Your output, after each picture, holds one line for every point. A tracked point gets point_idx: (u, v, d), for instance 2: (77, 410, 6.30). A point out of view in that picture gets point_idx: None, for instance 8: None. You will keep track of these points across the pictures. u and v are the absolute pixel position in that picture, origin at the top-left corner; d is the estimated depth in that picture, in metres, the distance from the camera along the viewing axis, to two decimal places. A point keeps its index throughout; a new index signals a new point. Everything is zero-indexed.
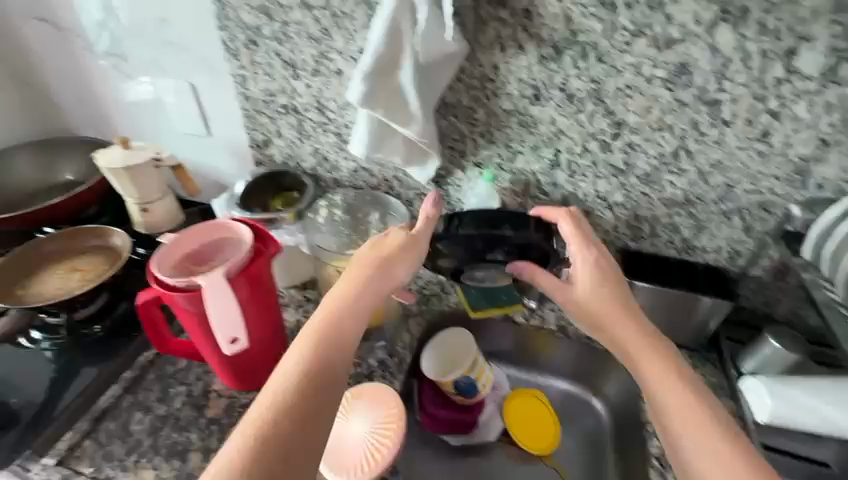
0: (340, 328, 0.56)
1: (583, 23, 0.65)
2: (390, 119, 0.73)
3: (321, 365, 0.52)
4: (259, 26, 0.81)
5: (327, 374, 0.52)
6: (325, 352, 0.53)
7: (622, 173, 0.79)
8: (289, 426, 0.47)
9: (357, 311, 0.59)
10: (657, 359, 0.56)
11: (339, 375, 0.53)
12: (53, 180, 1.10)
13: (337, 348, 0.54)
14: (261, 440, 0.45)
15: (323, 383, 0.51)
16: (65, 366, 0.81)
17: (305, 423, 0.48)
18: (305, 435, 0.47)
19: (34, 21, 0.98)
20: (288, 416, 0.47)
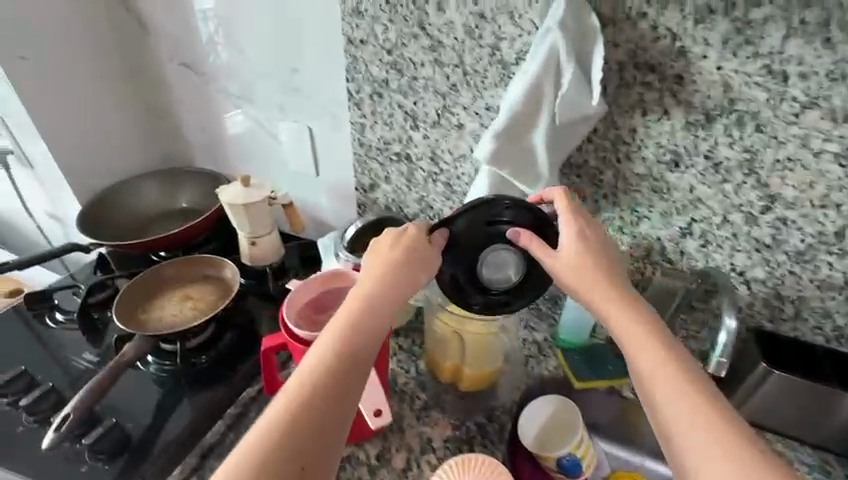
0: (362, 319, 0.56)
1: (745, 91, 0.61)
2: (516, 180, 0.71)
3: (348, 352, 0.53)
4: (387, 79, 0.83)
5: (350, 356, 0.53)
6: (338, 340, 0.54)
7: (767, 249, 0.71)
8: (311, 417, 0.49)
9: (375, 300, 0.57)
10: (663, 359, 0.51)
11: (361, 356, 0.54)
12: (171, 207, 1.18)
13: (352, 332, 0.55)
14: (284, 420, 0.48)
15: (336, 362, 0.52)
16: (174, 393, 0.84)
17: (329, 399, 0.50)
18: (326, 409, 0.50)
19: (177, 66, 1.08)
20: (308, 394, 0.50)
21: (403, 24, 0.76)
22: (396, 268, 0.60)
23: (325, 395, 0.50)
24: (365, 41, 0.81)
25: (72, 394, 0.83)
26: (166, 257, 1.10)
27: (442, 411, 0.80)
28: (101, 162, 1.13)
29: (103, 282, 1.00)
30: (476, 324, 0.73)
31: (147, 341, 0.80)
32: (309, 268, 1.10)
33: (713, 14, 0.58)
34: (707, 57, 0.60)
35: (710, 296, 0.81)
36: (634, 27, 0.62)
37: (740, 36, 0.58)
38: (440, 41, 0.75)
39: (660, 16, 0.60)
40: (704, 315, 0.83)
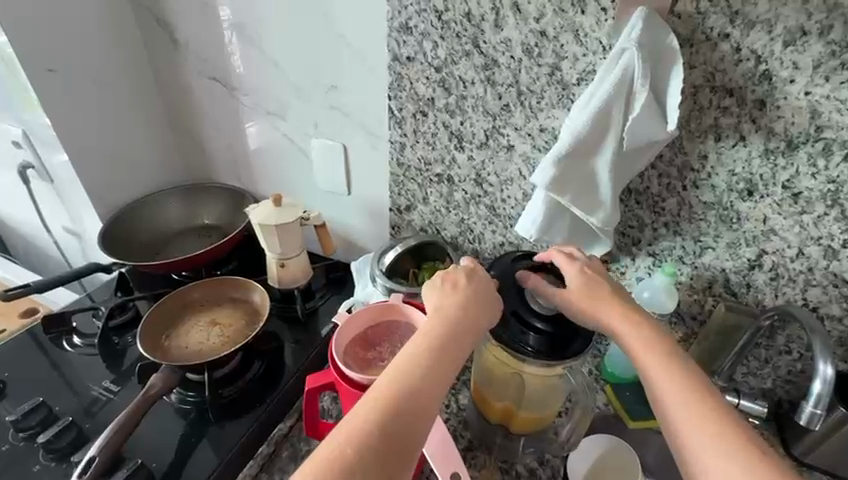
0: (431, 340, 0.54)
1: (834, 118, 0.57)
2: (576, 205, 0.66)
3: (420, 372, 0.50)
4: (434, 98, 0.79)
5: (430, 375, 0.51)
6: (419, 354, 0.52)
7: (846, 284, 0.66)
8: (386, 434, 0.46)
9: (439, 323, 0.56)
10: (660, 360, 0.52)
11: (436, 376, 0.51)
12: (193, 223, 1.14)
13: (430, 349, 0.53)
14: (360, 429, 0.46)
15: (413, 375, 0.50)
16: (198, 427, 0.78)
17: (405, 417, 0.47)
18: (403, 426, 0.47)
19: (206, 80, 1.05)
20: (387, 406, 0.47)
21: (455, 41, 0.73)
22: (470, 295, 0.59)
23: (402, 409, 0.47)
24: (412, 58, 0.78)
25: (91, 426, 0.77)
26: (187, 276, 1.05)
27: (487, 453, 0.75)
28: (125, 177, 1.10)
29: (124, 304, 0.95)
30: (534, 368, 0.65)
31: (173, 373, 0.75)
32: (337, 291, 1.05)
33: (806, 36, 0.54)
34: (793, 82, 0.57)
35: (777, 332, 0.74)
36: (714, 49, 0.58)
37: (834, 60, 0.54)
38: (495, 60, 0.71)
39: (744, 38, 0.57)
40: (768, 352, 0.76)
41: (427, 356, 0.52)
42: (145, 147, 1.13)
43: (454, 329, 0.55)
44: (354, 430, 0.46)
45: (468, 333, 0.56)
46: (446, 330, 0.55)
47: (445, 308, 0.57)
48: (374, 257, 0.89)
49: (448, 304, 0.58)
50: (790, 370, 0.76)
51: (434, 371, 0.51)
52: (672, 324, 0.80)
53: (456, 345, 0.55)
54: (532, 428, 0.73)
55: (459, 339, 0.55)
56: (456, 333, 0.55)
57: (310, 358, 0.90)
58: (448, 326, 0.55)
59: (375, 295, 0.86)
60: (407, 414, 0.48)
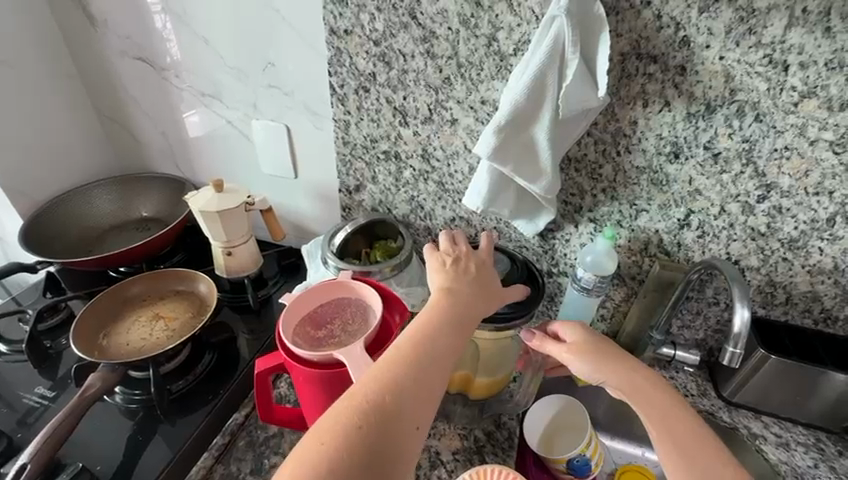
0: (447, 314, 0.56)
1: (746, 81, 0.61)
2: (518, 174, 0.68)
3: (435, 341, 0.53)
4: (375, 73, 0.78)
5: (444, 340, 0.54)
6: (433, 325, 0.55)
7: (761, 237, 0.71)
8: (405, 389, 0.49)
9: (457, 303, 0.58)
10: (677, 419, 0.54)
11: (448, 344, 0.54)
12: (129, 217, 1.08)
13: (433, 329, 0.54)
14: (380, 380, 0.49)
15: (419, 351, 0.52)
16: (147, 425, 0.75)
17: (424, 377, 0.50)
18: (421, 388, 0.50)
19: (131, 60, 0.98)
20: (409, 368, 0.50)
21: (392, 13, 0.72)
22: (474, 282, 0.62)
23: (418, 379, 0.50)
24: (350, 31, 0.76)
25: (24, 436, 0.72)
26: (126, 272, 0.99)
27: (446, 422, 0.76)
28: (46, 172, 1.01)
29: (56, 305, 0.89)
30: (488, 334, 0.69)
31: (114, 370, 0.71)
32: (290, 277, 1.03)
33: (717, 3, 0.58)
34: (709, 47, 0.60)
35: (706, 284, 0.80)
36: (638, 16, 0.61)
37: (743, 25, 0.58)
38: (433, 31, 0.71)
39: (664, 5, 0.60)
40: (699, 304, 0.82)
41: (428, 337, 0.53)
42: (67, 138, 1.04)
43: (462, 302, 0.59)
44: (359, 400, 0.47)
45: (473, 308, 0.59)
46: (448, 313, 0.56)
47: (446, 292, 0.59)
48: (325, 240, 0.87)
49: (451, 289, 0.60)
50: (718, 319, 0.83)
51: (449, 337, 0.54)
52: (614, 285, 0.85)
53: (458, 328, 0.56)
54: (490, 393, 0.77)
55: (462, 324, 0.57)
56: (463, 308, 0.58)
57: (264, 345, 0.88)
58: (451, 309, 0.57)
59: (326, 277, 0.84)
60: (425, 375, 0.50)
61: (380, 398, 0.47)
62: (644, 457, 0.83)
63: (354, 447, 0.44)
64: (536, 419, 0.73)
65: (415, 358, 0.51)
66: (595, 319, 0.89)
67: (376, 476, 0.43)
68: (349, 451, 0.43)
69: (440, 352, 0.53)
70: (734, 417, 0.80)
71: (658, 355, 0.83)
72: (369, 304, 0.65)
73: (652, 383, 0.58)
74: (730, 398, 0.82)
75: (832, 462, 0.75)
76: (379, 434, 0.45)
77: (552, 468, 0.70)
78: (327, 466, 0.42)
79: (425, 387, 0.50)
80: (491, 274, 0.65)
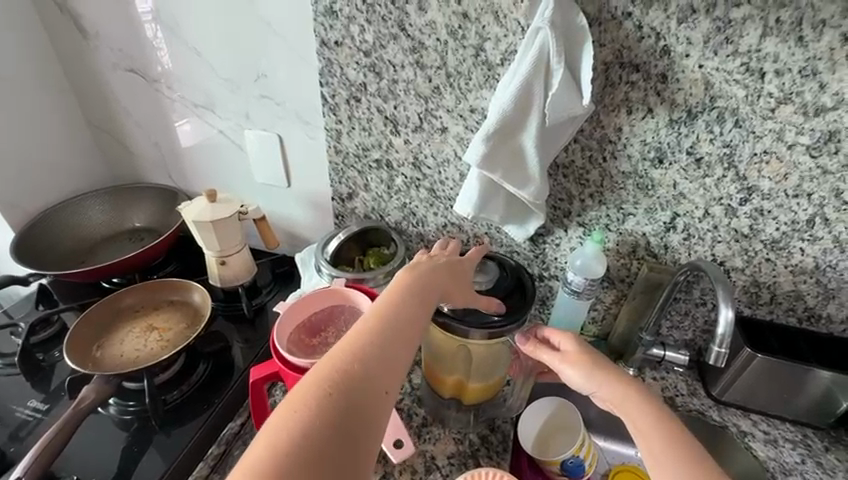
0: (412, 288, 0.58)
1: (724, 88, 0.63)
2: (507, 181, 0.69)
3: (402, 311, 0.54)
4: (366, 83, 0.80)
5: (411, 310, 0.55)
6: (397, 296, 0.56)
7: (745, 238, 0.73)
8: (374, 355, 0.49)
9: (420, 277, 0.60)
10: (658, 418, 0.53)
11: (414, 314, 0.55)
12: (122, 227, 1.07)
13: (399, 302, 0.55)
14: (348, 348, 0.49)
15: (387, 320, 0.52)
16: (141, 436, 0.75)
17: (392, 342, 0.51)
18: (389, 352, 0.50)
19: (123, 72, 0.98)
20: (377, 337, 0.50)
21: (381, 25, 0.73)
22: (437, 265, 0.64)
23: (387, 344, 0.50)
24: (341, 43, 0.77)
25: (16, 450, 0.71)
26: (119, 283, 0.99)
27: (441, 427, 0.77)
28: (38, 185, 1.01)
29: (49, 318, 0.89)
30: (476, 342, 0.69)
31: (108, 382, 0.71)
32: (284, 285, 1.04)
33: (696, 14, 0.60)
34: (689, 56, 0.62)
35: (693, 286, 0.82)
36: (619, 27, 0.63)
37: (720, 35, 0.60)
38: (421, 42, 0.73)
39: (644, 16, 0.62)
40: (687, 305, 0.84)
41: (394, 309, 0.54)
42: (59, 149, 1.04)
43: (425, 277, 0.60)
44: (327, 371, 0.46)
45: (438, 283, 0.61)
46: (413, 289, 0.58)
47: (411, 273, 0.61)
48: (318, 247, 0.88)
49: (414, 270, 0.61)
50: (706, 320, 0.84)
51: (414, 307, 0.56)
52: (604, 287, 0.86)
53: (423, 302, 0.57)
54: (485, 396, 0.78)
55: (427, 299, 0.58)
56: (427, 282, 0.60)
57: (259, 354, 0.88)
58: (416, 285, 0.58)
59: (320, 285, 0.85)
60: (393, 341, 0.51)
61: (348, 367, 0.47)
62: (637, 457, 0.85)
63: (324, 412, 0.43)
64: (530, 421, 0.74)
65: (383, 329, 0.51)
66: (587, 321, 0.90)
67: (346, 437, 0.42)
68: (319, 419, 0.42)
69: (406, 323, 0.53)
70: (723, 416, 0.82)
71: (648, 356, 0.83)
72: (363, 312, 0.66)
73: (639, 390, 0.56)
74: (720, 396, 0.83)
75: (819, 457, 0.77)
76: (350, 399, 0.45)
77: (546, 470, 0.71)
78: (297, 433, 0.41)
79: (393, 352, 0.50)
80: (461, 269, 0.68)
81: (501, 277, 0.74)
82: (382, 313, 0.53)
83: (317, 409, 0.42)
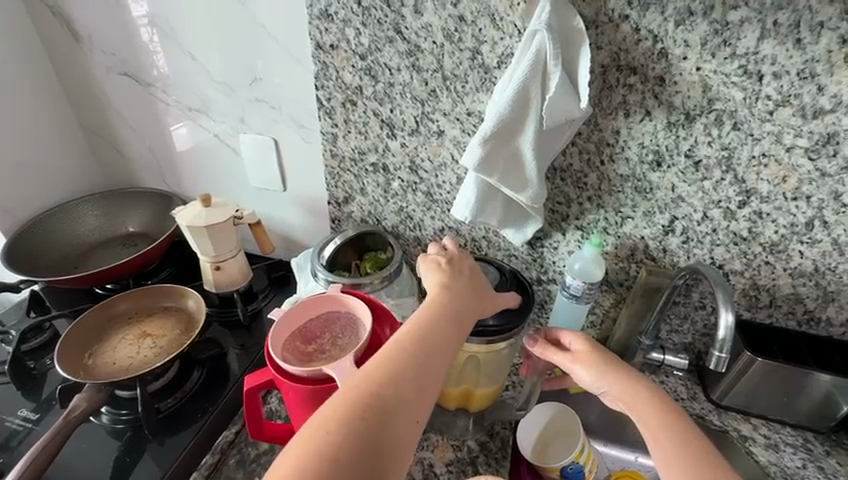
0: (447, 306, 0.59)
1: (723, 91, 0.63)
2: (505, 185, 0.69)
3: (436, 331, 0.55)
4: (361, 86, 0.79)
5: (445, 330, 0.56)
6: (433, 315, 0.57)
7: (744, 241, 0.73)
8: (408, 376, 0.50)
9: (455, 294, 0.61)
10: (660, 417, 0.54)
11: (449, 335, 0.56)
12: (115, 232, 1.06)
13: (428, 323, 0.56)
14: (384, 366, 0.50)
15: (422, 341, 0.54)
16: (134, 446, 0.73)
17: (426, 364, 0.52)
18: (423, 374, 0.51)
19: (117, 76, 0.97)
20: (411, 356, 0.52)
21: (377, 28, 0.73)
22: (467, 282, 0.64)
23: (420, 365, 0.52)
24: (336, 46, 0.77)
25: (6, 460, 0.70)
26: (112, 289, 0.98)
27: (439, 434, 0.76)
28: (30, 190, 1.00)
29: (40, 324, 0.88)
30: (475, 347, 0.68)
31: (100, 390, 0.70)
32: (280, 290, 1.02)
33: (693, 16, 0.60)
34: (686, 59, 0.62)
35: (692, 289, 0.81)
36: (616, 30, 0.63)
37: (718, 38, 0.60)
38: (417, 45, 0.72)
39: (641, 18, 0.62)
40: (686, 308, 0.83)
41: (425, 332, 0.55)
42: (52, 154, 1.03)
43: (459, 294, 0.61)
44: (357, 395, 0.48)
45: (471, 300, 0.62)
46: (444, 311, 0.58)
47: (441, 292, 0.61)
48: (314, 252, 0.87)
49: (445, 289, 0.61)
50: (705, 323, 0.84)
51: (448, 327, 0.57)
52: (603, 291, 0.86)
53: (453, 324, 0.57)
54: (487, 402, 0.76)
55: (458, 322, 0.58)
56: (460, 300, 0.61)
57: (254, 360, 0.87)
58: (446, 306, 0.59)
59: (316, 290, 0.84)
60: (426, 363, 0.52)
61: (378, 393, 0.48)
62: (637, 462, 0.84)
63: (358, 431, 0.45)
64: (528, 424, 0.73)
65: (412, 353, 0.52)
66: (586, 325, 0.90)
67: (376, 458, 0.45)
68: (347, 446, 0.44)
69: (435, 346, 0.54)
70: (724, 420, 0.81)
71: (648, 360, 0.83)
72: (359, 318, 0.65)
73: (652, 397, 0.56)
74: (720, 401, 0.82)
75: (820, 462, 0.76)
76: (382, 420, 0.47)
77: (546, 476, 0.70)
78: (327, 455, 0.43)
79: (427, 374, 0.52)
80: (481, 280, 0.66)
81: (501, 282, 0.73)
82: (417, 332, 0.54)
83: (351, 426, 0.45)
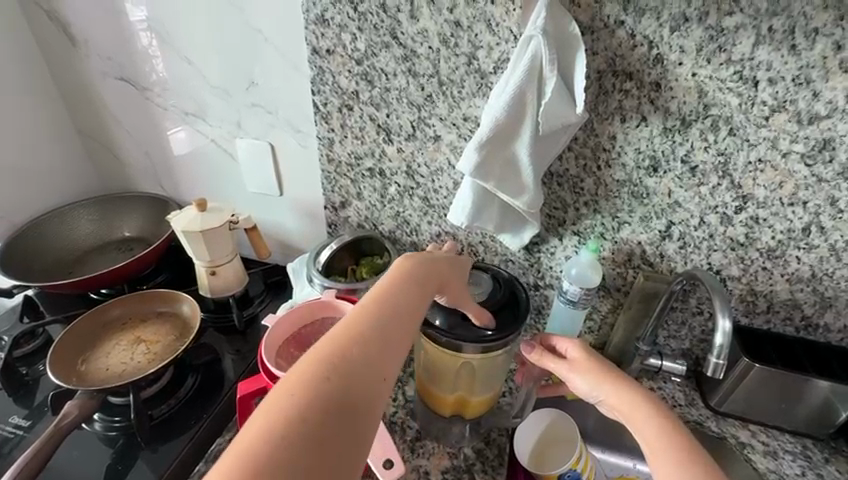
0: (411, 275, 0.57)
1: (718, 96, 0.63)
2: (501, 190, 0.68)
3: (402, 297, 0.54)
4: (358, 91, 0.79)
5: (412, 296, 0.54)
6: (398, 283, 0.55)
7: (741, 247, 0.73)
8: (374, 339, 0.48)
9: (418, 264, 0.59)
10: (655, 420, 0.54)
11: (414, 301, 0.54)
12: (111, 237, 1.06)
13: (393, 289, 0.54)
14: (348, 331, 0.48)
15: (388, 305, 0.52)
16: (127, 453, 0.72)
17: (393, 326, 0.50)
18: (390, 336, 0.49)
19: (113, 80, 0.97)
20: (377, 319, 0.50)
21: (373, 33, 0.73)
22: (436, 256, 0.63)
23: (386, 327, 0.49)
24: (332, 51, 0.77)
25: None
26: (107, 294, 0.97)
27: (436, 441, 0.75)
28: (25, 194, 1.00)
29: (34, 330, 0.87)
30: (470, 355, 0.67)
31: (92, 397, 0.69)
32: (277, 295, 1.02)
33: (688, 22, 0.60)
34: (682, 64, 0.62)
35: (689, 294, 0.81)
36: (612, 35, 0.63)
37: (713, 44, 0.60)
38: (414, 50, 0.72)
39: (637, 24, 0.62)
40: (684, 314, 0.83)
41: (392, 297, 0.53)
42: (47, 158, 1.03)
43: (424, 264, 0.60)
44: (323, 358, 0.45)
45: (437, 272, 0.60)
46: (412, 278, 0.56)
47: (406, 261, 0.59)
48: (310, 257, 0.87)
49: (410, 259, 0.60)
50: (703, 329, 0.84)
51: (414, 294, 0.55)
52: (600, 296, 0.85)
53: (421, 291, 0.56)
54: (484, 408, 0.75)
55: (425, 289, 0.57)
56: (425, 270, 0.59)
57: (249, 366, 0.86)
58: (414, 274, 0.57)
59: (312, 296, 0.83)
60: (394, 325, 0.50)
61: (346, 355, 0.45)
62: (636, 469, 0.83)
63: (323, 396, 0.41)
64: (525, 432, 0.72)
65: (379, 317, 0.50)
66: (583, 331, 0.89)
67: (345, 421, 0.41)
68: (317, 409, 0.40)
69: (400, 309, 0.52)
70: (722, 426, 0.81)
71: (646, 366, 0.83)
72: None
73: (652, 402, 0.56)
74: (718, 407, 0.82)
75: (819, 469, 0.75)
76: (349, 381, 0.44)
77: None
78: (294, 419, 0.39)
79: (394, 336, 0.49)
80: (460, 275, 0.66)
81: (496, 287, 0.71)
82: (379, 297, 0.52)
83: (317, 390, 0.41)
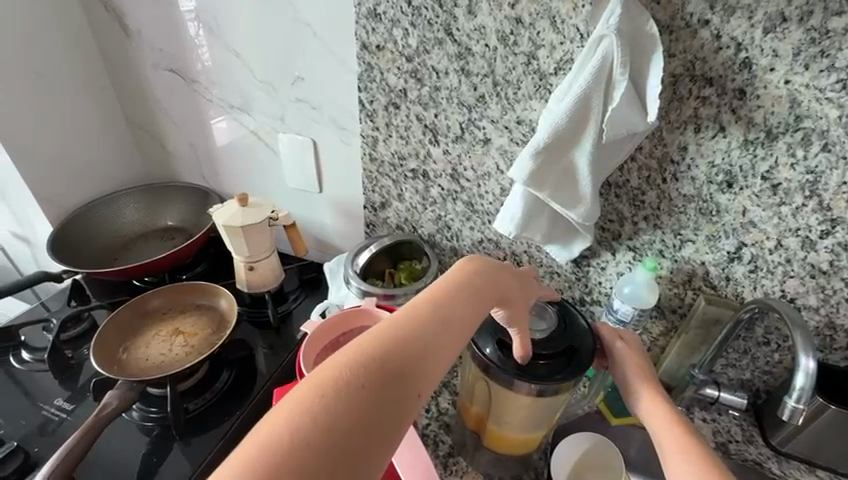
0: (470, 290, 0.52)
1: (814, 107, 0.55)
2: (556, 200, 0.64)
3: (455, 314, 0.49)
4: (406, 89, 0.76)
5: (463, 314, 0.50)
6: (455, 297, 0.50)
7: (823, 275, 0.65)
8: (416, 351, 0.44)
9: (481, 278, 0.54)
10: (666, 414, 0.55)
11: (464, 322, 0.49)
12: (155, 225, 1.08)
13: (445, 302, 0.49)
14: (391, 337, 0.44)
15: (437, 319, 0.47)
16: (161, 445, 0.73)
17: (437, 347, 0.46)
18: (429, 357, 0.45)
19: (163, 71, 0.98)
20: (423, 333, 0.45)
21: (426, 29, 0.69)
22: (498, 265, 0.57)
23: (429, 345, 0.45)
24: (382, 47, 0.74)
25: (39, 450, 0.71)
26: (149, 282, 0.99)
27: (470, 459, 0.72)
28: (76, 181, 1.03)
29: (80, 313, 0.89)
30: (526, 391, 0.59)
31: (131, 389, 0.70)
32: (311, 292, 1.01)
33: (786, 23, 0.53)
34: (773, 70, 0.55)
35: (755, 323, 0.74)
36: (694, 36, 0.57)
37: (814, 47, 0.53)
38: (468, 48, 0.68)
39: (723, 24, 0.55)
40: (747, 344, 0.76)
41: (446, 308, 0.49)
42: (96, 146, 1.05)
43: (488, 279, 0.54)
44: (357, 360, 0.41)
45: (498, 292, 0.55)
46: (467, 286, 0.52)
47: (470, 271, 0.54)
48: (348, 258, 0.85)
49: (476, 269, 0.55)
50: (767, 360, 0.76)
51: (466, 312, 0.50)
52: (653, 317, 0.79)
53: (478, 309, 0.51)
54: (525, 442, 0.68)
55: (481, 301, 0.52)
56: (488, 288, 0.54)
57: (282, 365, 0.85)
58: (470, 282, 0.53)
59: (349, 298, 0.81)
60: (437, 344, 0.46)
61: (379, 360, 0.42)
62: None
63: (350, 400, 0.38)
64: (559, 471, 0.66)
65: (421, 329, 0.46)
66: None
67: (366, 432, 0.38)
68: (339, 404, 0.37)
69: (446, 326, 0.47)
70: (784, 469, 0.74)
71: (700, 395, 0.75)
72: None
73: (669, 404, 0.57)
74: (780, 447, 0.75)
75: None
76: (382, 390, 0.40)
77: None
78: (320, 415, 0.36)
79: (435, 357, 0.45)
80: (525, 297, 0.59)
81: (559, 328, 0.61)
82: (432, 308, 0.48)
83: (346, 389, 0.38)
